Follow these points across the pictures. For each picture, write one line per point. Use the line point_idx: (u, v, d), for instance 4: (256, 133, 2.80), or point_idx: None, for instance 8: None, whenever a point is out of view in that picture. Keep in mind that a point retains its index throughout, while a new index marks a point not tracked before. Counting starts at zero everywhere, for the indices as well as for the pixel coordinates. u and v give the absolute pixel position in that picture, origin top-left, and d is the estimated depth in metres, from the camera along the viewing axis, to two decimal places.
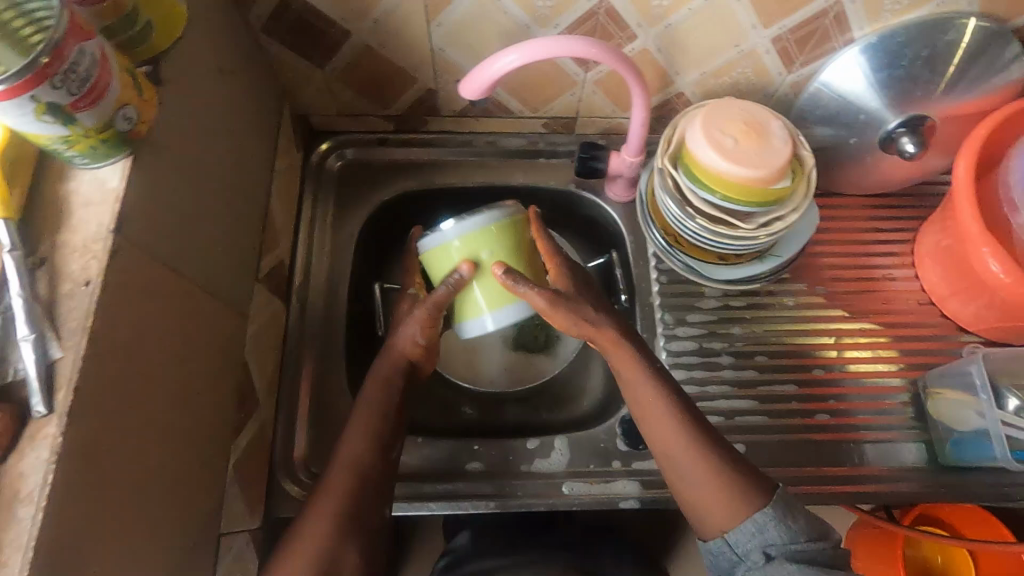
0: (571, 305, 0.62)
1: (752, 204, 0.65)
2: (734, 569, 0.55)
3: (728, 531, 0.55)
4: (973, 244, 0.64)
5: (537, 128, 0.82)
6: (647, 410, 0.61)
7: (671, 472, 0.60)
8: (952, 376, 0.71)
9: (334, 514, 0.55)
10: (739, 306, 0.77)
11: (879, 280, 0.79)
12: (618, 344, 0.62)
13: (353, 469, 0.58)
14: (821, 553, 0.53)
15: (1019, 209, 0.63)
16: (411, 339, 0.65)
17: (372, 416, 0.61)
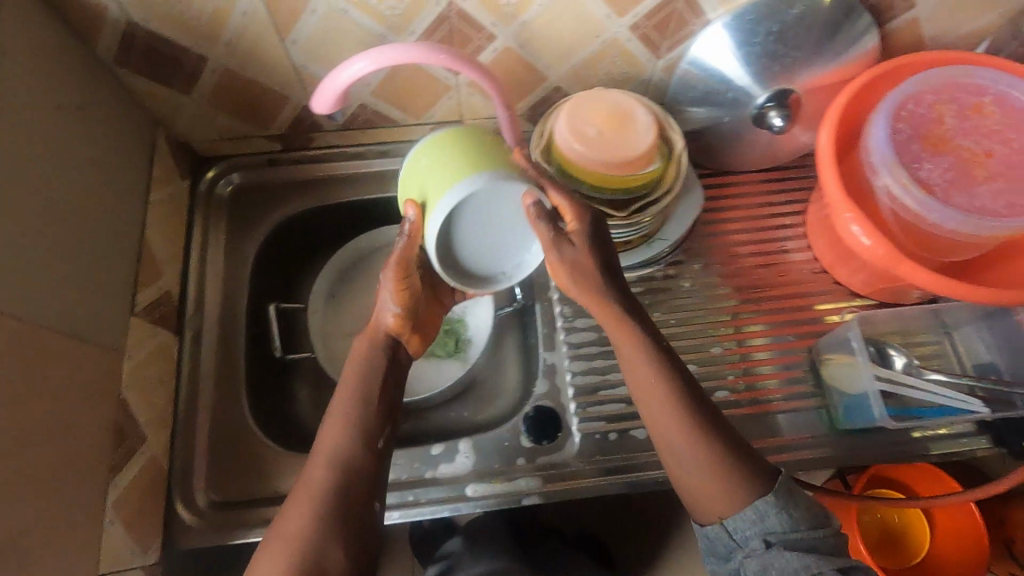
0: (583, 263, 0.57)
1: (620, 191, 0.66)
2: (731, 556, 0.53)
3: (727, 516, 0.53)
4: (838, 210, 0.65)
5: (427, 135, 0.82)
6: (647, 392, 0.57)
7: (671, 458, 0.56)
8: (833, 345, 0.73)
9: (313, 515, 0.51)
10: (637, 292, 0.78)
11: (775, 254, 0.80)
12: (623, 317, 0.57)
13: (341, 465, 0.54)
14: (820, 542, 0.52)
15: (878, 171, 0.63)
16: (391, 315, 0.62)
17: (350, 408, 0.57)
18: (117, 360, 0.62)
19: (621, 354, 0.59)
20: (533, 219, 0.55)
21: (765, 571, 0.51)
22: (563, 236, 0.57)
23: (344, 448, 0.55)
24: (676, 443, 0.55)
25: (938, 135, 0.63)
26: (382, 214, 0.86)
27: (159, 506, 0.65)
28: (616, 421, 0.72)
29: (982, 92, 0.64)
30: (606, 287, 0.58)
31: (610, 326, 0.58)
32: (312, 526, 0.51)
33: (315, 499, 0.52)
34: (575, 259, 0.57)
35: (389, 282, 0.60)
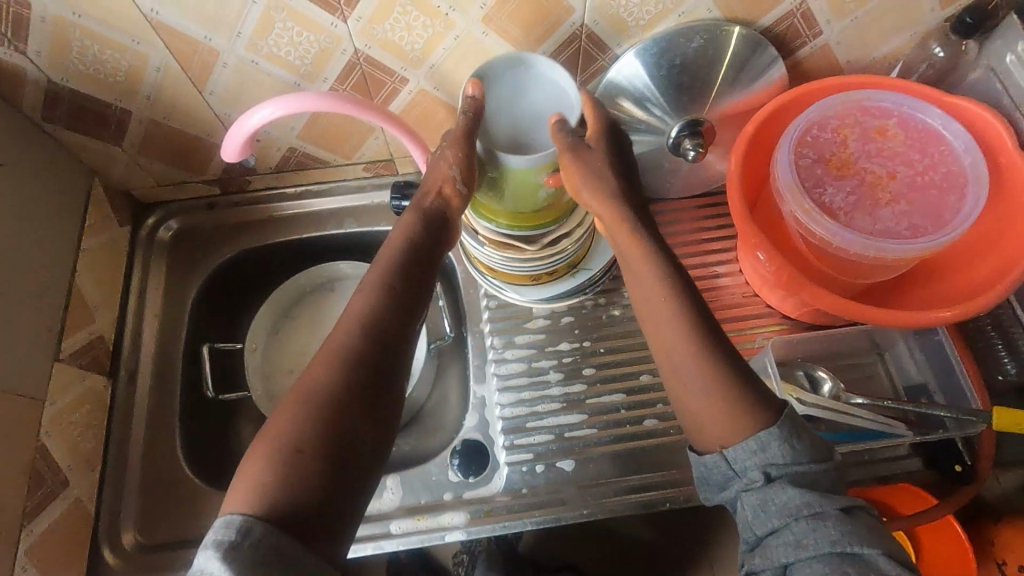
0: (595, 166, 0.58)
1: (527, 228, 0.66)
2: (727, 485, 0.51)
3: (728, 445, 0.50)
4: (749, 236, 0.65)
5: (360, 174, 0.84)
6: (657, 305, 0.55)
7: (684, 413, 0.54)
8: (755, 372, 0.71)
9: (337, 382, 0.49)
10: (568, 322, 0.78)
11: (704, 279, 0.79)
12: (636, 229, 0.57)
13: (373, 338, 0.51)
14: (822, 478, 0.49)
15: (785, 197, 0.64)
16: (448, 183, 0.60)
17: (386, 273, 0.55)
18: (37, 408, 0.64)
19: (629, 266, 0.58)
20: (556, 129, 0.57)
21: (762, 506, 0.48)
22: (582, 144, 0.58)
23: (378, 320, 0.52)
24: (684, 379, 0.53)
25: (843, 159, 0.64)
26: (321, 252, 0.88)
27: (84, 544, 0.68)
28: (543, 454, 0.72)
29: (886, 114, 0.64)
30: (619, 195, 0.58)
31: (621, 236, 0.58)
32: (339, 394, 0.49)
33: (341, 369, 0.49)
34: (590, 162, 0.58)
35: (452, 153, 0.59)
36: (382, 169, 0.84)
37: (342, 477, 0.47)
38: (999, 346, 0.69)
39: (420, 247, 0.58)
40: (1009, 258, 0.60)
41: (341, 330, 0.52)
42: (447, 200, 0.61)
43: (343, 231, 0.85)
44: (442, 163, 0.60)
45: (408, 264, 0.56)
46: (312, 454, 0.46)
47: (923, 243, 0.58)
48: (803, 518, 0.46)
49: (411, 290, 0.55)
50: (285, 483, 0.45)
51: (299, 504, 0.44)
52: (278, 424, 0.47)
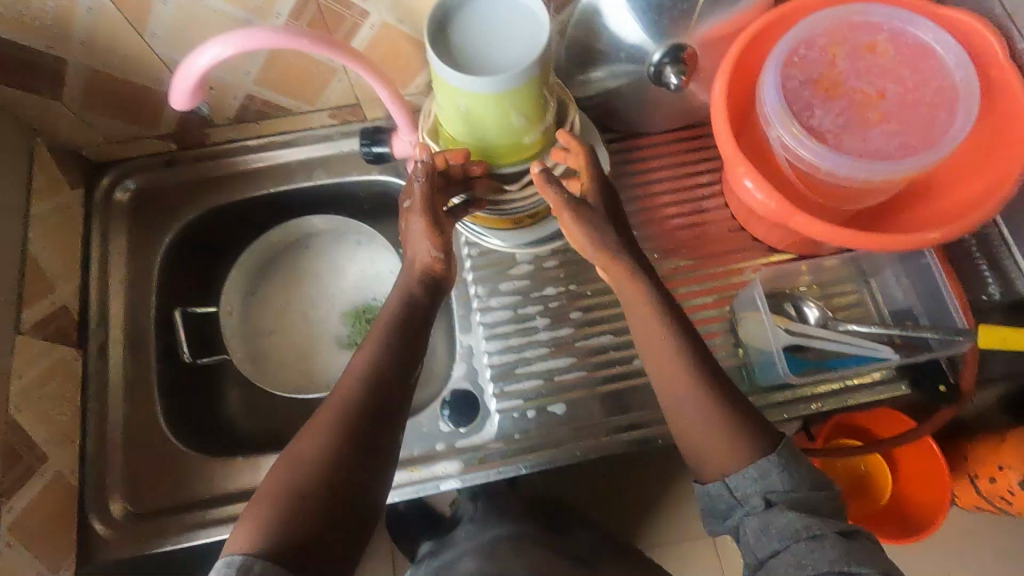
0: (592, 218, 0.57)
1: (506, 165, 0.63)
2: (730, 513, 0.53)
3: (729, 474, 0.53)
4: (733, 166, 0.64)
5: (326, 121, 0.79)
6: (646, 329, 0.57)
7: (657, 373, 0.57)
8: (744, 304, 0.70)
9: (337, 425, 0.51)
10: (552, 266, 0.76)
11: (690, 215, 0.78)
12: (636, 275, 0.57)
13: (374, 385, 0.53)
14: (822, 504, 0.52)
15: (772, 122, 0.61)
16: (428, 259, 0.59)
17: (384, 328, 0.56)
18: (4, 383, 0.61)
19: (631, 311, 0.58)
20: (547, 185, 0.57)
21: (764, 530, 0.50)
22: (581, 203, 0.58)
23: (378, 369, 0.54)
24: (665, 365, 0.56)
25: (832, 79, 0.61)
26: (291, 206, 0.84)
27: (70, 517, 0.67)
28: (534, 399, 0.71)
29: (876, 29, 0.61)
30: (619, 247, 0.57)
31: (621, 281, 0.57)
32: (338, 440, 0.50)
33: (344, 417, 0.51)
34: (592, 218, 0.58)
35: (419, 225, 0.58)
36: (349, 115, 0.79)
37: (342, 517, 0.48)
38: (984, 267, 0.69)
39: (411, 309, 0.58)
40: (997, 176, 0.59)
41: (343, 382, 0.54)
42: (431, 268, 0.60)
43: (313, 183, 0.81)
44: (414, 236, 0.59)
45: (403, 316, 0.58)
46: (312, 499, 0.48)
47: (913, 162, 0.57)
48: (803, 540, 0.49)
49: (408, 338, 0.57)
50: (289, 523, 0.46)
51: (303, 542, 0.46)
52: (285, 469, 0.49)
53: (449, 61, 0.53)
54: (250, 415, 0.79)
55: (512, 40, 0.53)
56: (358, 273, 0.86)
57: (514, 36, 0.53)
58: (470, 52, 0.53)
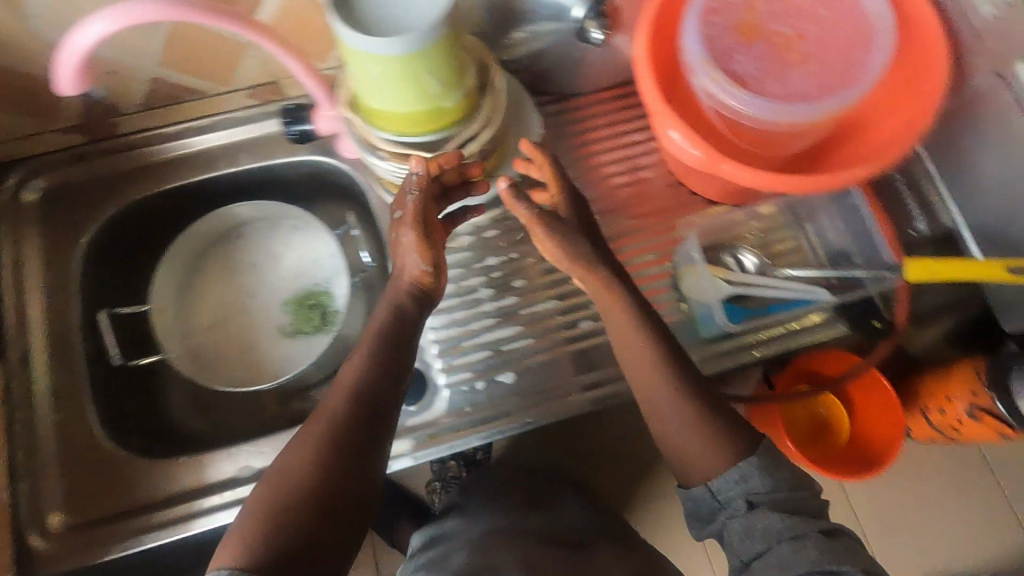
0: (566, 231, 0.56)
1: (430, 133, 0.61)
2: (715, 516, 0.57)
3: (712, 479, 0.57)
4: (660, 119, 0.63)
5: (245, 104, 0.76)
6: (625, 331, 0.57)
7: (617, 336, 0.58)
8: (682, 258, 0.72)
9: (324, 440, 0.51)
10: (493, 235, 0.75)
11: (627, 174, 0.77)
12: (614, 287, 0.56)
13: (361, 400, 0.53)
14: (800, 503, 0.57)
15: (696, 72, 0.60)
16: (417, 272, 0.58)
17: (372, 339, 0.55)
18: None
19: (609, 320, 0.58)
20: (513, 201, 0.54)
21: (748, 532, 0.55)
22: (547, 215, 0.55)
23: (366, 382, 0.53)
24: (649, 358, 0.57)
25: (752, 23, 0.60)
26: (219, 195, 0.81)
27: (5, 535, 0.63)
28: (482, 370, 0.71)
29: None
30: (595, 258, 0.56)
31: (600, 293, 0.57)
32: (324, 456, 0.50)
33: (331, 432, 0.51)
34: (568, 235, 0.55)
35: (411, 237, 0.57)
36: (269, 94, 0.75)
37: (328, 531, 0.49)
38: (910, 201, 0.71)
39: (398, 322, 0.57)
40: (914, 112, 0.60)
41: (329, 399, 0.53)
42: (420, 281, 0.58)
43: (238, 168, 0.78)
44: (405, 250, 0.58)
45: (391, 330, 0.56)
46: (299, 515, 0.49)
47: (829, 104, 0.57)
48: (785, 542, 0.54)
49: (397, 351, 0.56)
50: (275, 541, 0.47)
51: (288, 559, 0.47)
52: (271, 487, 0.50)
53: (353, 23, 0.50)
54: (196, 413, 0.76)
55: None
56: (298, 259, 0.83)
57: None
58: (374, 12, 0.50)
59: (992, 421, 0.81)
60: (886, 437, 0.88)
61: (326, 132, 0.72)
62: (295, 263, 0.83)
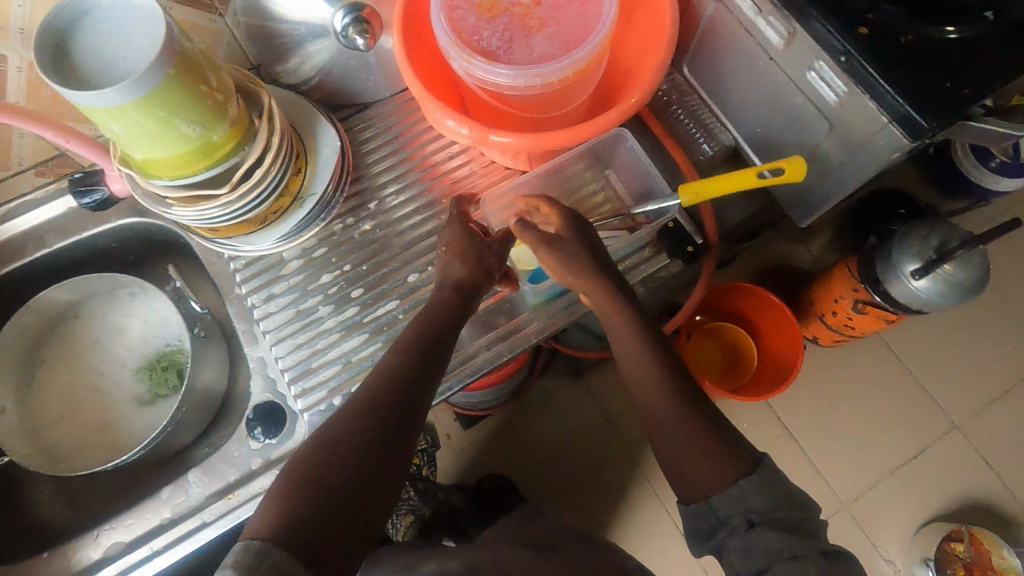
0: (568, 250, 0.63)
1: (208, 168, 0.60)
2: (713, 533, 0.56)
3: (713, 494, 0.57)
4: (430, 108, 0.65)
5: (38, 182, 0.74)
6: (616, 319, 0.64)
7: (597, 299, 0.64)
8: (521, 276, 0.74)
9: (356, 418, 0.52)
10: (322, 253, 0.76)
11: (441, 164, 0.80)
12: (614, 295, 0.63)
13: (394, 387, 0.55)
14: (804, 523, 0.55)
15: (450, 55, 0.63)
16: (462, 272, 0.63)
17: (410, 335, 0.59)
18: None
19: (607, 321, 0.65)
20: (523, 230, 0.64)
21: (747, 549, 0.54)
22: (555, 238, 0.64)
23: (396, 373, 0.56)
24: (626, 330, 0.64)
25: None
26: (37, 282, 0.78)
27: None
28: (336, 387, 0.70)
29: None
30: (594, 272, 0.63)
31: (599, 298, 0.64)
32: (359, 436, 0.51)
33: (365, 415, 0.52)
34: (573, 252, 0.63)
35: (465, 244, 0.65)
36: (60, 168, 0.74)
37: (358, 511, 0.48)
38: (695, 132, 0.76)
39: (440, 310, 0.61)
40: (655, 49, 0.65)
41: (367, 383, 0.55)
42: (462, 281, 0.63)
43: (49, 250, 0.75)
44: (456, 238, 0.65)
45: (433, 329, 0.60)
46: (332, 490, 0.48)
47: (572, 56, 0.60)
48: (785, 560, 0.52)
49: (431, 350, 0.59)
50: (309, 511, 0.46)
51: (320, 530, 0.46)
52: (306, 461, 0.49)
53: (65, 77, 0.50)
54: (66, 506, 0.74)
55: (130, 58, 0.51)
56: (141, 325, 0.81)
57: (134, 52, 0.51)
58: (85, 68, 0.50)
59: (874, 310, 1.04)
60: (790, 350, 1.09)
61: (123, 193, 0.71)
62: (146, 330, 0.81)
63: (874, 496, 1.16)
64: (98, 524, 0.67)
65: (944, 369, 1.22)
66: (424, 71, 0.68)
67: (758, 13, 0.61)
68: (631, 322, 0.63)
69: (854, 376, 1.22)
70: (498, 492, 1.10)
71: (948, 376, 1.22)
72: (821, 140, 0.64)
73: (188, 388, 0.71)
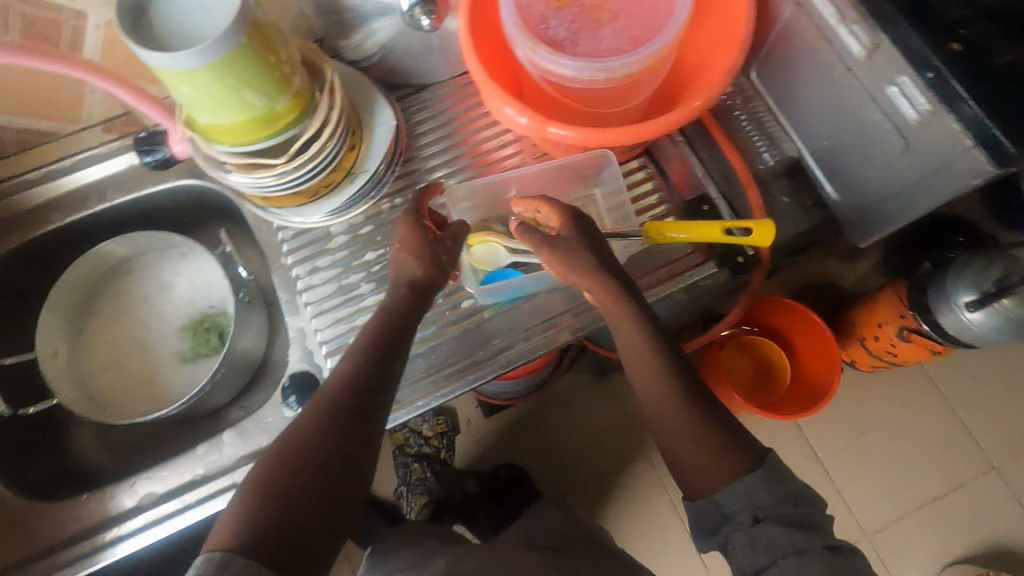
0: (566, 243, 0.62)
1: (268, 138, 0.61)
2: (718, 529, 0.55)
3: (717, 490, 0.55)
4: (490, 95, 0.64)
5: (104, 138, 0.77)
6: (618, 317, 0.62)
7: (603, 299, 0.62)
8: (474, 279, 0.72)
9: (315, 425, 0.51)
10: (368, 231, 0.76)
11: (492, 152, 0.79)
12: (619, 294, 0.61)
13: (354, 389, 0.54)
14: (810, 518, 0.54)
15: (515, 41, 0.62)
16: (419, 270, 0.61)
17: (364, 336, 0.58)
18: None
19: (613, 321, 0.63)
20: (524, 233, 0.63)
21: (751, 544, 0.52)
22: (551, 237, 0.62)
23: (355, 374, 0.55)
24: (631, 329, 0.61)
25: None
26: (97, 234, 0.81)
27: None
28: None
29: None
30: (594, 263, 0.61)
31: (604, 297, 0.61)
32: (317, 442, 0.50)
33: (323, 420, 0.52)
34: (572, 249, 0.61)
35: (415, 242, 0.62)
36: (126, 126, 0.77)
37: (318, 516, 0.48)
38: (756, 139, 0.74)
39: (398, 305, 0.60)
40: (727, 50, 0.63)
41: (327, 387, 0.54)
42: (422, 278, 0.61)
43: (109, 205, 0.78)
44: (410, 238, 0.62)
45: (386, 328, 0.58)
46: (291, 497, 0.47)
47: (642, 52, 0.58)
48: (790, 556, 0.51)
49: (388, 347, 0.57)
50: (275, 522, 0.46)
51: (286, 539, 0.46)
52: (268, 470, 0.49)
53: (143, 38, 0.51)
54: (107, 452, 0.77)
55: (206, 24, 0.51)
56: (189, 285, 0.83)
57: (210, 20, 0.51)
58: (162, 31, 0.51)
59: (921, 340, 1.00)
60: (829, 368, 1.05)
61: (182, 155, 0.72)
62: (193, 291, 0.83)
63: (898, 528, 1.13)
64: (135, 473, 0.70)
65: (987, 409, 1.17)
66: (487, 57, 0.68)
67: (840, 21, 0.58)
68: (644, 327, 0.61)
69: (890, 405, 1.18)
70: (511, 482, 1.11)
71: (991, 417, 1.17)
72: (892, 158, 0.62)
73: (228, 351, 0.73)
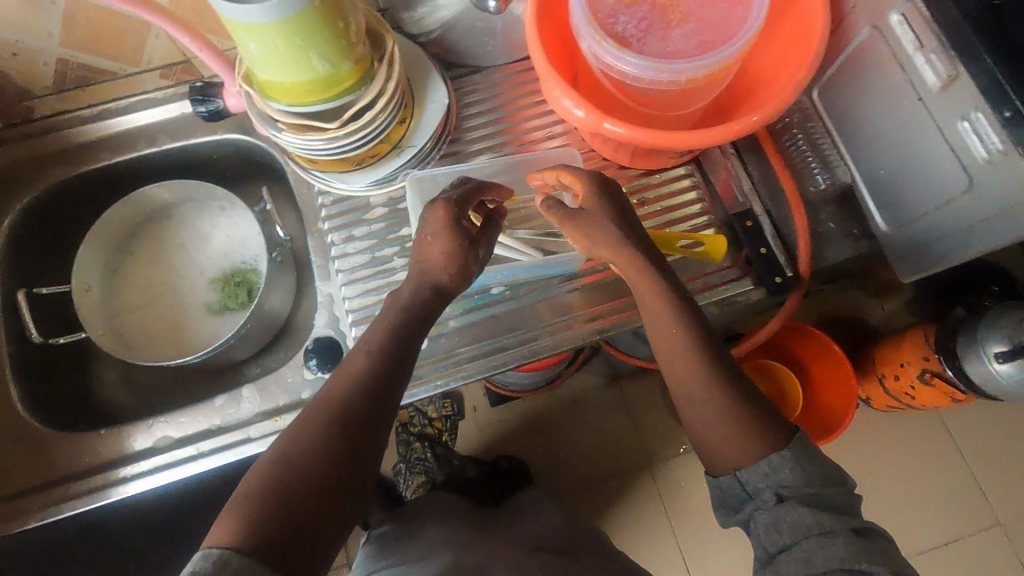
0: (592, 217, 0.58)
1: (323, 102, 0.61)
2: (742, 506, 0.56)
3: (740, 469, 0.56)
4: (548, 84, 0.63)
5: (160, 83, 0.77)
6: (648, 296, 0.58)
7: (637, 277, 0.58)
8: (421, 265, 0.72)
9: (323, 426, 0.49)
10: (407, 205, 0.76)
11: (538, 142, 0.79)
12: (647, 270, 0.57)
13: (364, 392, 0.52)
14: (833, 499, 0.54)
15: (581, 33, 0.61)
16: (445, 270, 0.57)
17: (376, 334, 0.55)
18: None
19: (642, 301, 0.59)
20: (550, 206, 0.61)
21: (776, 523, 0.53)
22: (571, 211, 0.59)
23: (366, 377, 0.52)
24: (675, 341, 0.57)
25: None
26: (141, 177, 0.82)
27: None
28: None
29: None
30: (625, 237, 0.57)
31: (631, 271, 0.58)
32: (324, 444, 0.48)
33: (334, 423, 0.50)
34: (589, 213, 0.58)
35: (445, 244, 0.56)
36: (182, 74, 0.77)
37: (322, 517, 0.46)
38: (811, 159, 0.73)
39: (414, 306, 0.56)
40: (797, 64, 0.61)
41: (334, 386, 0.52)
42: (442, 275, 0.57)
43: (157, 149, 0.79)
44: (448, 239, 0.56)
45: (399, 332, 0.55)
46: (295, 497, 0.46)
47: (707, 59, 0.57)
48: (813, 537, 0.52)
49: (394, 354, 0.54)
50: (276, 521, 0.44)
51: (287, 537, 0.44)
52: (273, 467, 0.47)
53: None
54: (128, 391, 0.79)
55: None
56: (224, 238, 0.84)
57: None
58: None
59: (942, 385, 0.98)
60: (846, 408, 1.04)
61: (236, 108, 0.73)
62: (226, 245, 0.84)
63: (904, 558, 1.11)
64: (153, 416, 0.71)
65: (1006, 462, 1.14)
66: (551, 45, 0.67)
67: (918, 49, 0.57)
68: (697, 347, 0.57)
69: (906, 446, 1.16)
70: (510, 473, 1.11)
71: (1011, 470, 1.14)
72: (954, 195, 0.60)
73: (255, 307, 0.73)
